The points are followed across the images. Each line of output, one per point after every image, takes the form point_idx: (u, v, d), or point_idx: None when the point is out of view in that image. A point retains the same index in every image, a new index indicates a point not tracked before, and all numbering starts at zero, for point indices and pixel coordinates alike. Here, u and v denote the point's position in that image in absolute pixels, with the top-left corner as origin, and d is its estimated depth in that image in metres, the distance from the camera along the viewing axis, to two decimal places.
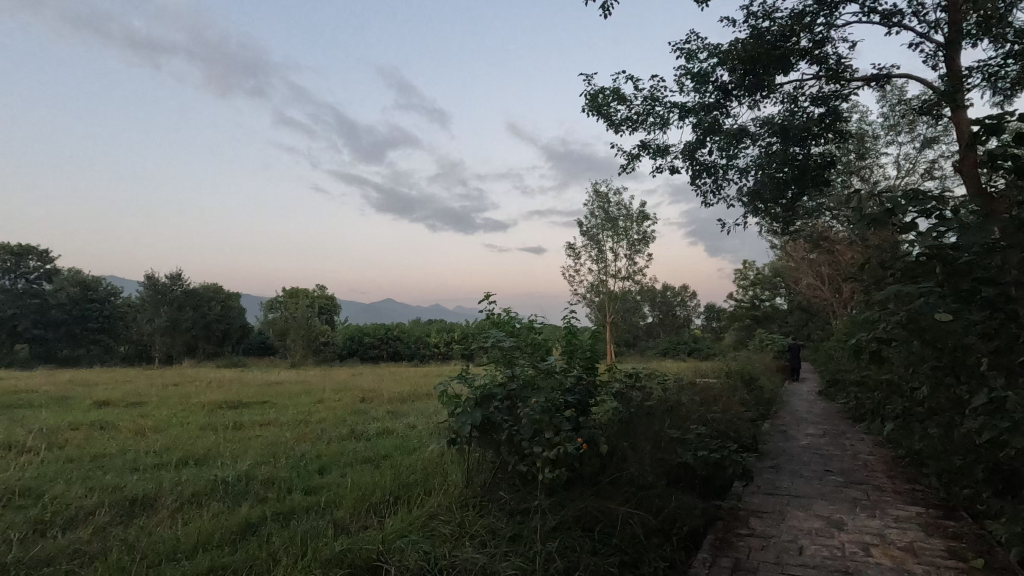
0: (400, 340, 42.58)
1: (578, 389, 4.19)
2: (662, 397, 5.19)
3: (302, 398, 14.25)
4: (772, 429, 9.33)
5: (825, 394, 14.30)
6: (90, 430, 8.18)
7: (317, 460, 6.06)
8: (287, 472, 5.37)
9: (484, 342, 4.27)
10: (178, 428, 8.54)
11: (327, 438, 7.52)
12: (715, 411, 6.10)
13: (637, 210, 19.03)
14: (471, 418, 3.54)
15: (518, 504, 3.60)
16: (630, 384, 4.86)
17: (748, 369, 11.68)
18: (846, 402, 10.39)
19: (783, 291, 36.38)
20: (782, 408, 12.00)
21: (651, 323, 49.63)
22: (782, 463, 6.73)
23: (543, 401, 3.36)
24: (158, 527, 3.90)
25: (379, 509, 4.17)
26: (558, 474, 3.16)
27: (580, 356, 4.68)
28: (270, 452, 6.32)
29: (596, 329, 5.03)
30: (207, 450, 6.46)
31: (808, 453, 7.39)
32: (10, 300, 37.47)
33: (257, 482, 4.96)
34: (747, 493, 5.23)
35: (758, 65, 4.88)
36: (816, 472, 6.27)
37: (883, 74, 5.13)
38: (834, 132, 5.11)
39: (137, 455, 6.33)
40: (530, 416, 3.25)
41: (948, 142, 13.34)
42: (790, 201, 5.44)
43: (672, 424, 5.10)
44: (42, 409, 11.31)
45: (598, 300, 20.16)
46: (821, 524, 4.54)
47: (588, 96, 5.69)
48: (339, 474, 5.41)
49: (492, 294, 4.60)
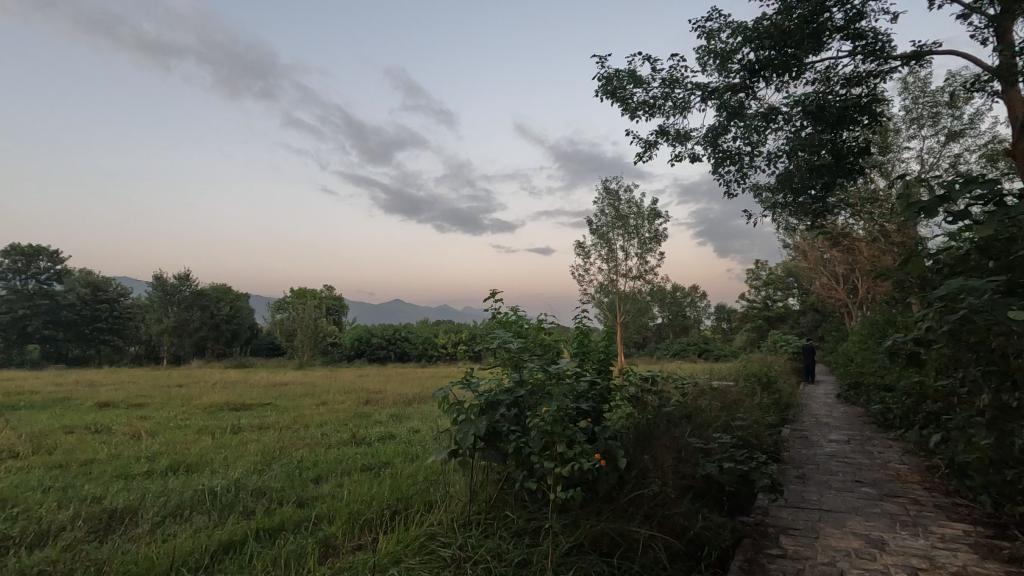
0: (407, 341, 42.31)
1: (591, 395, 3.86)
2: (682, 403, 4.82)
3: (308, 399, 13.97)
4: (793, 435, 8.89)
5: (846, 397, 13.75)
6: (85, 433, 7.92)
7: (315, 467, 5.73)
8: (282, 482, 5.06)
9: (489, 343, 3.94)
10: (175, 432, 8.25)
11: (328, 443, 7.19)
12: (736, 417, 5.71)
13: (648, 208, 18.59)
14: (475, 428, 3.20)
15: (527, 523, 3.25)
16: (647, 388, 4.52)
17: (767, 372, 11.20)
18: (872, 406, 9.89)
19: (796, 290, 35.60)
20: (801, 413, 11.53)
21: (661, 324, 48.99)
22: (807, 472, 6.31)
23: (557, 409, 3.02)
24: (134, 544, 3.59)
25: (375, 525, 3.84)
26: (572, 493, 2.79)
27: (592, 359, 4.37)
28: (266, 459, 6.00)
29: (609, 330, 4.71)
30: (201, 456, 6.16)
31: (834, 461, 6.95)
32: (21, 300, 37.67)
33: (247, 492, 4.64)
34: (774, 508, 4.82)
35: (790, 41, 4.49)
36: (847, 484, 5.83)
37: (925, 51, 4.73)
38: (873, 115, 4.72)
39: (128, 461, 6.04)
40: (541, 427, 2.88)
41: (975, 134, 12.77)
42: (823, 191, 5.06)
43: (693, 432, 4.71)
44: (41, 410, 11.10)
45: (608, 300, 19.74)
46: (859, 544, 4.13)
47: (601, 79, 5.33)
48: (335, 484, 5.06)
49: (500, 291, 4.27)
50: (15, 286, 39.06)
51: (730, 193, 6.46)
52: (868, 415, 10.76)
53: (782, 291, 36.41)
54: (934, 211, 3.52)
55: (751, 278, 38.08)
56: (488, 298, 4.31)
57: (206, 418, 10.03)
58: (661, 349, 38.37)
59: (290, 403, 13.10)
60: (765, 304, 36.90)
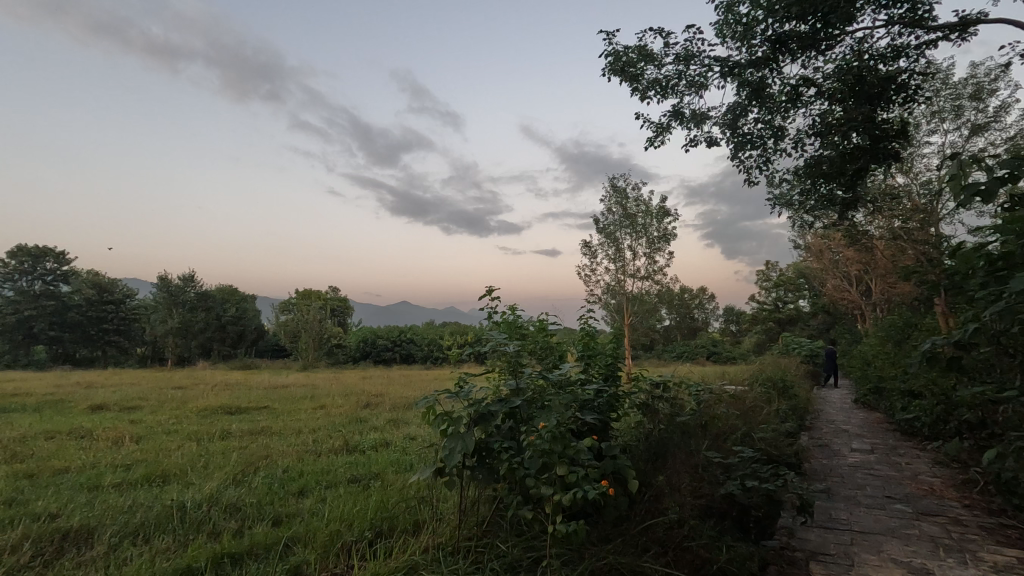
0: (412, 342, 41.95)
1: (598, 404, 3.44)
2: (698, 412, 4.38)
3: (306, 402, 13.58)
4: (812, 443, 8.40)
5: (865, 403, 13.18)
6: (67, 439, 7.56)
7: (300, 479, 5.31)
8: (261, 495, 4.65)
9: (485, 346, 3.54)
10: (162, 437, 7.87)
11: (318, 451, 6.77)
12: (756, 427, 5.25)
13: (656, 206, 18.09)
14: (463, 444, 2.77)
15: (523, 554, 2.82)
16: (658, 394, 4.08)
17: (784, 376, 10.67)
18: (896, 412, 9.34)
19: (807, 292, 34.84)
20: (818, 419, 11.01)
21: (668, 326, 48.25)
22: (832, 486, 5.82)
23: (557, 423, 2.60)
24: (82, 571, 3.18)
25: (353, 551, 3.42)
26: (574, 527, 2.35)
27: (599, 363, 3.98)
28: (250, 469, 5.59)
29: (618, 331, 4.30)
30: (179, 465, 5.74)
31: (860, 474, 6.45)
32: (27, 300, 37.55)
33: (218, 508, 4.20)
34: (801, 529, 4.33)
35: (821, 9, 4.07)
36: (877, 500, 5.32)
37: (972, 20, 4.27)
38: (914, 92, 4.29)
39: (102, 470, 5.65)
40: (538, 447, 2.44)
41: (1001, 128, 12.17)
42: (854, 177, 4.64)
43: (710, 445, 4.24)
44: (29, 413, 10.73)
45: (615, 302, 19.26)
46: (901, 573, 3.65)
47: (610, 55, 4.95)
48: (319, 498, 4.65)
49: (496, 288, 3.98)
50: (21, 287, 39.02)
51: (749, 184, 6.07)
52: (890, 422, 10.23)
53: (793, 293, 35.61)
54: (994, 194, 3.05)
55: (762, 279, 37.31)
56: (483, 296, 4.06)
57: (197, 422, 9.67)
58: (669, 352, 37.72)
59: (287, 406, 12.74)
60: (776, 306, 36.13)
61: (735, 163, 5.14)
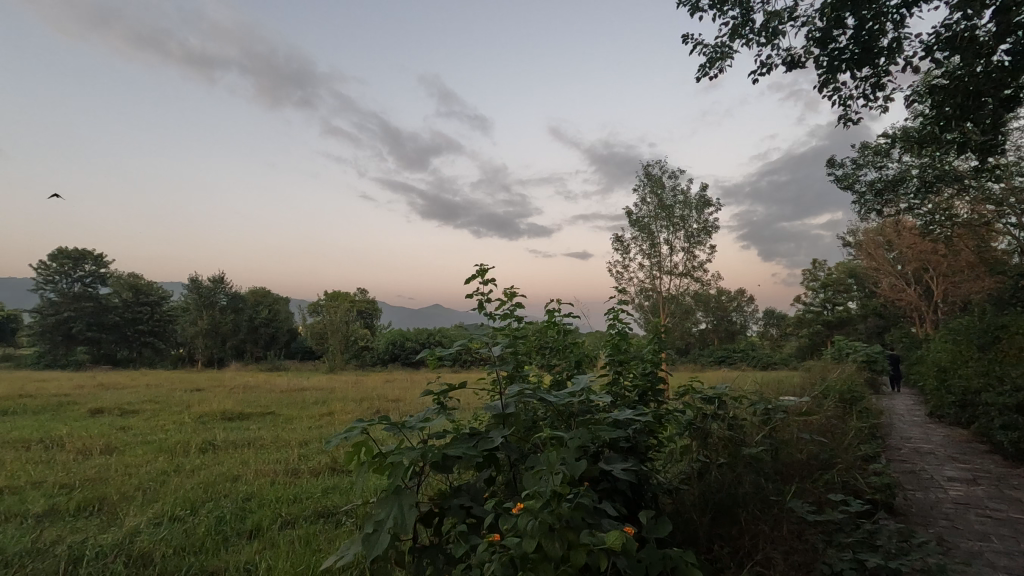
0: (438, 344, 41.26)
1: (630, 432, 2.30)
2: (769, 439, 3.16)
3: (314, 408, 12.69)
4: (895, 468, 6.89)
5: (942, 417, 11.40)
6: (35, 449, 6.81)
7: (257, 512, 4.27)
8: (196, 539, 3.61)
9: (458, 345, 2.42)
10: (135, 448, 7.01)
11: (297, 473, 5.72)
12: (848, 459, 3.89)
13: (695, 196, 16.60)
14: (395, 519, 1.61)
15: None
16: (713, 414, 2.85)
17: (851, 386, 9.12)
18: (994, 431, 7.71)
19: (859, 292, 32.20)
20: (891, 434, 9.41)
21: (705, 328, 46.03)
22: (945, 534, 4.39)
23: (555, 478, 1.43)
24: None
25: None
26: None
27: (631, 370, 2.83)
28: (204, 496, 4.59)
29: (656, 325, 3.16)
30: (127, 488, 4.79)
31: (974, 516, 4.95)
32: (67, 301, 38.41)
33: (124, 560, 3.18)
34: None
35: None
36: (1018, 561, 3.88)
37: None
38: None
39: (39, 491, 4.77)
40: (518, 551, 1.27)
41: None
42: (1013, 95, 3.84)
43: (791, 491, 2.99)
44: (23, 418, 10.05)
45: (649, 302, 17.82)
46: None
47: None
48: (269, 542, 3.61)
49: (490, 268, 2.94)
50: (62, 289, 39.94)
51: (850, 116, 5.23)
52: (983, 443, 8.55)
53: (843, 293, 32.99)
54: None
55: (809, 279, 34.88)
56: (472, 279, 3.00)
57: (189, 430, 8.85)
58: (706, 358, 35.60)
59: (295, 412, 11.87)
60: (823, 308, 33.51)
61: (829, 86, 4.62)
